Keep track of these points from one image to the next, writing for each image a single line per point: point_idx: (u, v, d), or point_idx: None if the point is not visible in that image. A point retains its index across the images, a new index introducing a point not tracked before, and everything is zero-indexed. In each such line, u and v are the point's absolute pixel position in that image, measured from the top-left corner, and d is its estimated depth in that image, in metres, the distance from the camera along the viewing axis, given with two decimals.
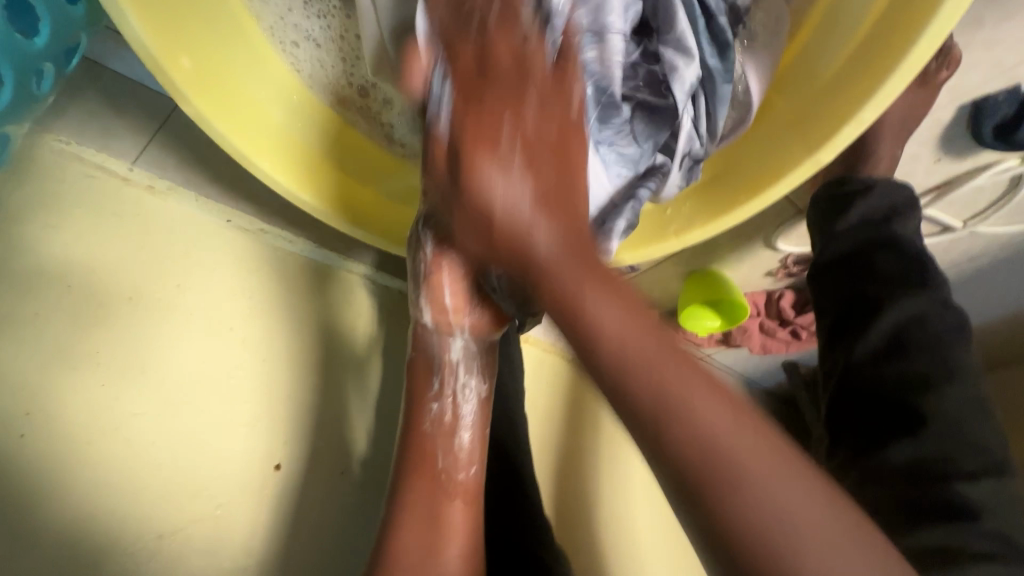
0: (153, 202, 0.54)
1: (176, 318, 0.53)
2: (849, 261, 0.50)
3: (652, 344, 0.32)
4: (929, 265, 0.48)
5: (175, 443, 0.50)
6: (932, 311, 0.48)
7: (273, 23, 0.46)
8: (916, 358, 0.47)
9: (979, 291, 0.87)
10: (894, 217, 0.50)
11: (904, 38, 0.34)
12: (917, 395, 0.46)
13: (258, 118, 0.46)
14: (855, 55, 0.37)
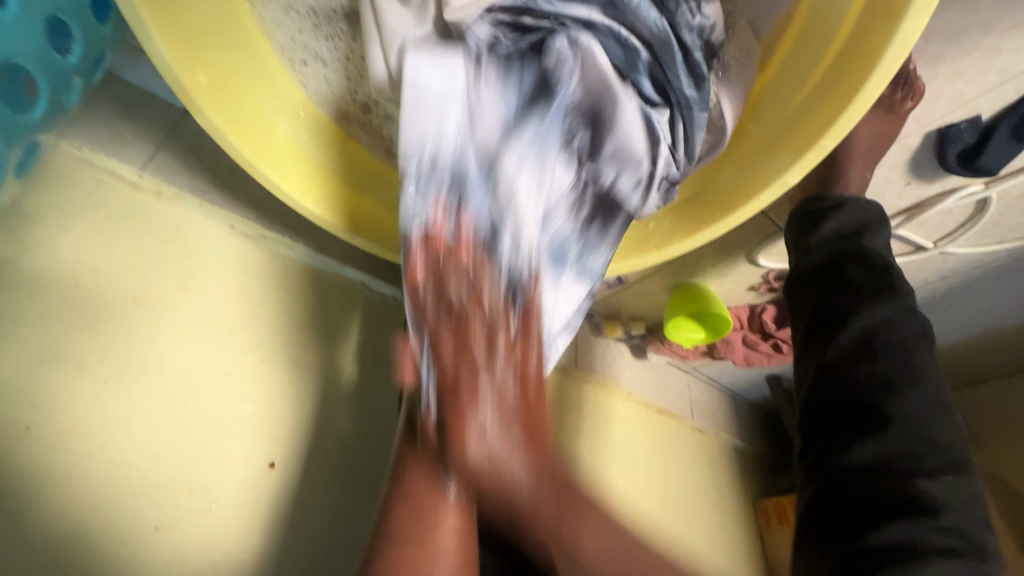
0: (159, 207, 0.57)
1: (180, 319, 0.55)
2: (822, 271, 0.53)
3: (582, 528, 0.40)
4: (895, 275, 0.51)
5: (173, 439, 0.52)
6: (900, 319, 0.50)
7: (285, 42, 0.48)
8: (883, 360, 0.49)
9: (953, 309, 0.90)
10: (863, 232, 0.53)
11: (858, 73, 0.36)
12: (884, 396, 0.48)
13: (265, 131, 0.48)
14: (818, 85, 0.40)
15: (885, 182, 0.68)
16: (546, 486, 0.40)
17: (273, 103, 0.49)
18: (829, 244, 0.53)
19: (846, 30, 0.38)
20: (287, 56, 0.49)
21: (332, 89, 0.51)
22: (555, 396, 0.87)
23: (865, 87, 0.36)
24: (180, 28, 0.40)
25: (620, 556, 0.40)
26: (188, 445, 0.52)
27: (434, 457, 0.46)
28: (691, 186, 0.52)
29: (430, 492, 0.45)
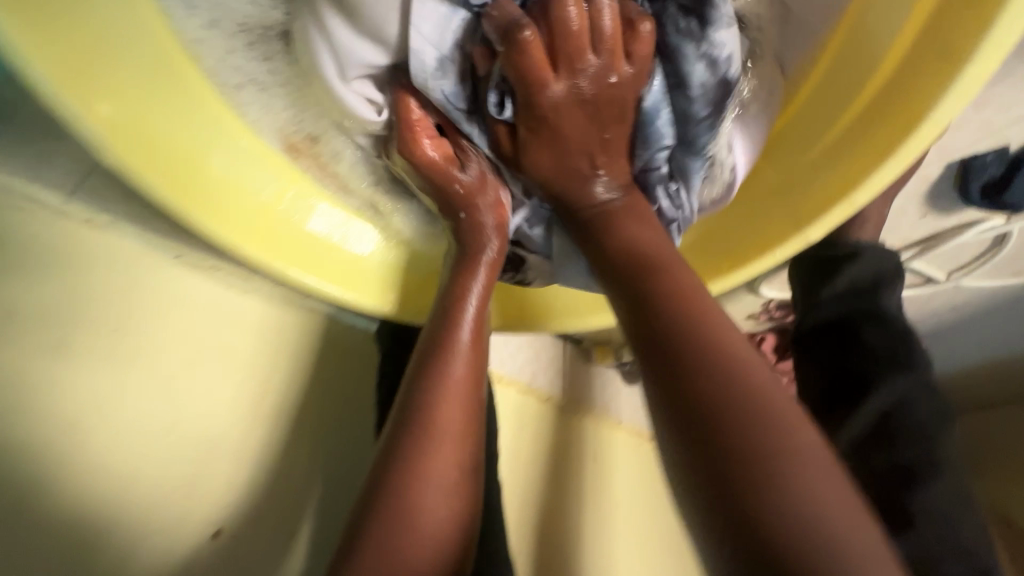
0: (89, 234, 0.45)
1: (116, 369, 0.45)
2: (837, 330, 0.48)
3: (736, 333, 0.33)
4: (915, 346, 0.47)
5: (98, 517, 0.43)
6: (917, 397, 0.45)
7: (213, 66, 0.41)
8: (901, 448, 0.43)
9: (960, 340, 0.85)
10: (880, 286, 0.49)
11: (904, 125, 0.34)
12: (903, 490, 0.42)
13: (196, 169, 0.42)
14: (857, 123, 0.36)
15: (899, 212, 0.62)
16: (724, 334, 0.33)
17: (205, 136, 0.43)
18: (844, 300, 0.48)
19: (885, 77, 0.36)
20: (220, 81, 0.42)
21: (277, 118, 0.46)
22: (540, 431, 0.81)
23: (918, 134, 0.33)
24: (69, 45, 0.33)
25: (704, 351, 0.32)
26: (113, 520, 0.44)
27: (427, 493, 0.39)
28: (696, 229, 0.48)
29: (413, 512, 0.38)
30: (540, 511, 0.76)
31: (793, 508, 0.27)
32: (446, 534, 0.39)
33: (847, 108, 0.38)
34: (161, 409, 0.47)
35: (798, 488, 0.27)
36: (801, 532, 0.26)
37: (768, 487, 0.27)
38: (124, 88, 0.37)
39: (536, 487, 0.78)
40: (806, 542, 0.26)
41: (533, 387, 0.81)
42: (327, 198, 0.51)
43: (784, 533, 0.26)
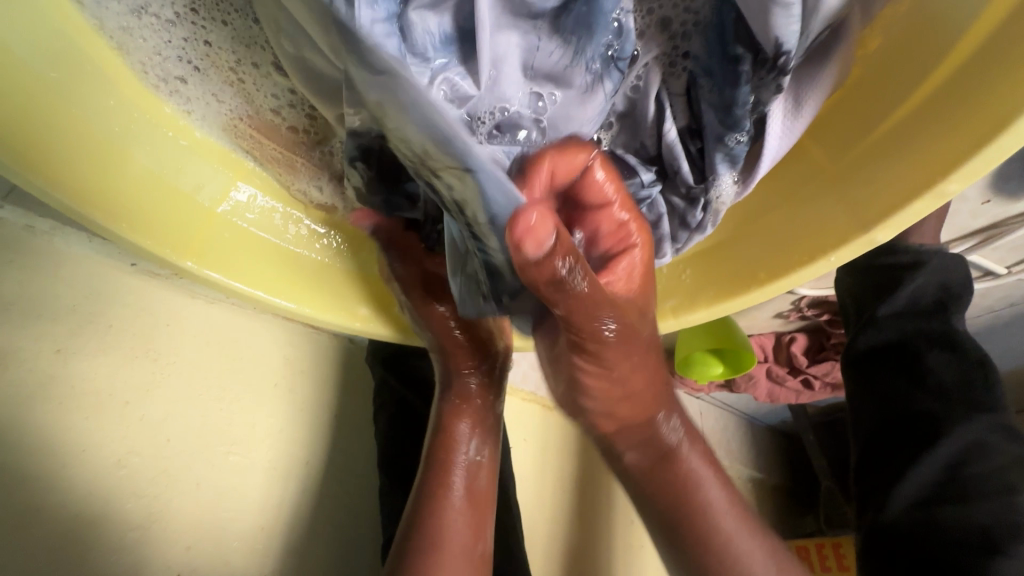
0: (30, 241, 0.39)
1: (56, 398, 0.39)
2: (895, 355, 0.45)
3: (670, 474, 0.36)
4: (992, 377, 0.43)
5: (28, 569, 0.36)
6: (997, 441, 0.41)
7: (143, 57, 0.29)
8: (976, 502, 0.40)
9: (1014, 338, 0.77)
10: (948, 303, 0.45)
11: (1017, 92, 0.21)
12: (981, 559, 0.38)
13: (115, 164, 0.30)
14: (952, 80, 0.24)
15: (958, 198, 0.53)
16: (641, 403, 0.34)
17: (124, 114, 0.30)
18: (905, 321, 0.45)
19: (985, 26, 0.23)
20: (149, 71, 0.30)
21: (224, 111, 0.32)
22: (551, 444, 0.74)
23: None
24: None
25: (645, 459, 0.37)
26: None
27: (450, 541, 0.40)
28: (726, 224, 0.36)
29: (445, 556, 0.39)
30: (548, 529, 0.71)
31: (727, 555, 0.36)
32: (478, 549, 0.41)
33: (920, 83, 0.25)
34: (111, 441, 0.41)
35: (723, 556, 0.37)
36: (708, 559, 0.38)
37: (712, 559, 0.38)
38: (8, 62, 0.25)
39: (548, 506, 0.71)
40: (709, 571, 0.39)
41: (542, 397, 0.74)
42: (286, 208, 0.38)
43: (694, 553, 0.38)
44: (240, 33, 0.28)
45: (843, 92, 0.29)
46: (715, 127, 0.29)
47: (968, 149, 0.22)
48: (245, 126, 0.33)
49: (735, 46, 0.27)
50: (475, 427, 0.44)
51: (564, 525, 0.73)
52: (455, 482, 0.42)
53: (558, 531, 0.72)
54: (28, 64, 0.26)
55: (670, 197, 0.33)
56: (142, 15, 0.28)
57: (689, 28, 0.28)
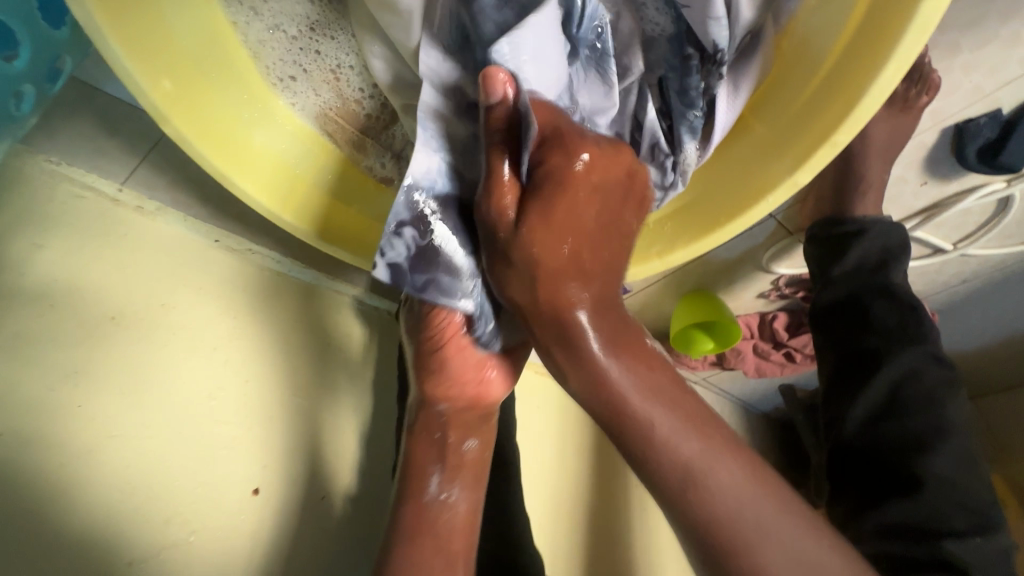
0: (142, 220, 0.55)
1: (164, 339, 0.53)
2: (846, 304, 0.54)
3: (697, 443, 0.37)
4: (923, 318, 0.52)
5: (146, 465, 0.49)
6: (928, 367, 0.51)
7: (272, 62, 0.42)
8: (914, 415, 0.49)
9: (976, 314, 0.85)
10: (888, 262, 0.54)
11: (865, 73, 0.33)
12: (915, 455, 0.48)
13: (241, 139, 0.41)
14: (829, 72, 0.36)
15: (900, 181, 0.64)
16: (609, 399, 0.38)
17: (249, 105, 0.42)
18: (854, 279, 0.54)
19: (846, 35, 0.35)
20: (271, 72, 0.42)
21: (320, 102, 0.44)
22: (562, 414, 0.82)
23: (881, 76, 0.32)
24: (139, 32, 0.33)
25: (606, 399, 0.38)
26: (172, 473, 0.50)
27: (427, 519, 0.46)
28: (695, 188, 0.46)
29: (435, 546, 0.45)
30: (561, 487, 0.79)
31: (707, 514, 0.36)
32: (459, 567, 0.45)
33: (812, 74, 0.37)
34: (204, 378, 0.54)
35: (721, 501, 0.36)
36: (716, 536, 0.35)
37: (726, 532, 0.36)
38: (185, 66, 0.37)
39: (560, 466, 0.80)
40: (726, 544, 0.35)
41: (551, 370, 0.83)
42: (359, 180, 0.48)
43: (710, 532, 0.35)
44: (338, 43, 0.41)
45: (768, 82, 0.41)
46: (679, 105, 0.41)
47: (845, 113, 0.34)
48: (333, 114, 0.44)
49: (686, 46, 0.39)
50: (441, 465, 0.48)
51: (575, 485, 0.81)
52: (430, 490, 0.47)
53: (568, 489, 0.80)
54: (196, 66, 0.38)
55: (650, 168, 0.43)
56: (275, 31, 0.40)
57: (654, 40, 0.40)
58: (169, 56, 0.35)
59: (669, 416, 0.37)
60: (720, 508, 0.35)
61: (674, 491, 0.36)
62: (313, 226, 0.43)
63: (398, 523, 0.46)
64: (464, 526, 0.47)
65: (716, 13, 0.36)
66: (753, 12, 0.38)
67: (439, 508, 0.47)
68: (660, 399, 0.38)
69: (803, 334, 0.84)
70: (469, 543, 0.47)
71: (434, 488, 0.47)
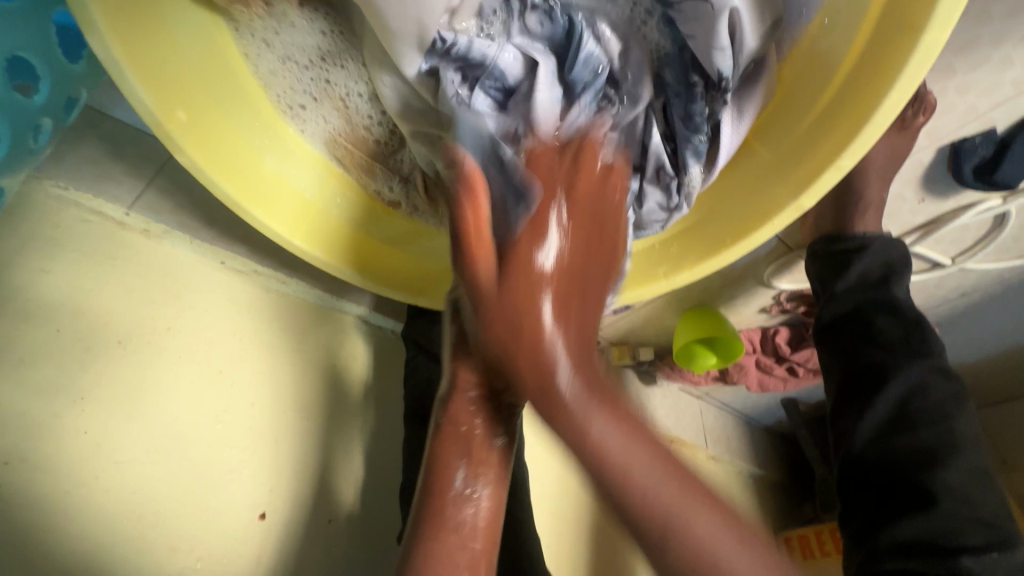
0: (148, 244, 0.55)
1: (169, 363, 0.53)
2: (850, 319, 0.54)
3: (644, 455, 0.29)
4: (927, 331, 0.53)
5: (152, 490, 0.49)
6: (935, 380, 0.51)
7: (282, 90, 0.42)
8: (921, 429, 0.49)
9: (975, 326, 0.86)
10: (891, 275, 0.55)
11: (867, 100, 0.34)
12: (927, 470, 0.48)
13: (252, 165, 0.41)
14: (835, 97, 0.37)
15: (898, 198, 0.65)
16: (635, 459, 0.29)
17: (261, 132, 0.42)
18: (858, 293, 0.55)
19: (851, 61, 0.35)
20: (283, 100, 0.42)
21: (329, 128, 0.44)
22: None
23: (883, 105, 0.33)
24: (156, 65, 0.34)
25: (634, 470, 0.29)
26: (178, 499, 0.50)
27: (449, 515, 0.41)
28: (700, 209, 0.47)
29: (458, 542, 0.41)
30: None
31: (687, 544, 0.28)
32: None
33: (818, 98, 0.38)
34: (208, 404, 0.54)
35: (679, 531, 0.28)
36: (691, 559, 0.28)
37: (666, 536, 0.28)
38: (198, 94, 0.37)
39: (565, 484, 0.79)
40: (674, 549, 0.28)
41: None
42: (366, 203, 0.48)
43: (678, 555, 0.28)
44: (351, 69, 0.41)
45: (770, 108, 0.42)
46: (685, 130, 0.41)
47: (847, 139, 0.35)
48: (342, 140, 0.45)
49: (692, 74, 0.40)
50: (467, 460, 0.42)
51: None
52: (458, 486, 0.42)
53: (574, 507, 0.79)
54: (209, 94, 0.38)
55: (655, 193, 0.44)
56: (286, 62, 0.40)
57: (660, 63, 0.41)
58: (186, 93, 0.36)
59: (619, 431, 0.29)
60: (620, 457, 0.29)
61: (608, 481, 0.29)
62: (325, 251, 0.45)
63: (421, 517, 0.41)
64: (486, 530, 0.42)
65: (720, 44, 0.36)
66: (759, 41, 0.38)
67: (466, 511, 0.42)
68: (573, 354, 0.31)
69: (805, 348, 0.84)
70: (489, 548, 0.42)
71: (461, 481, 0.42)
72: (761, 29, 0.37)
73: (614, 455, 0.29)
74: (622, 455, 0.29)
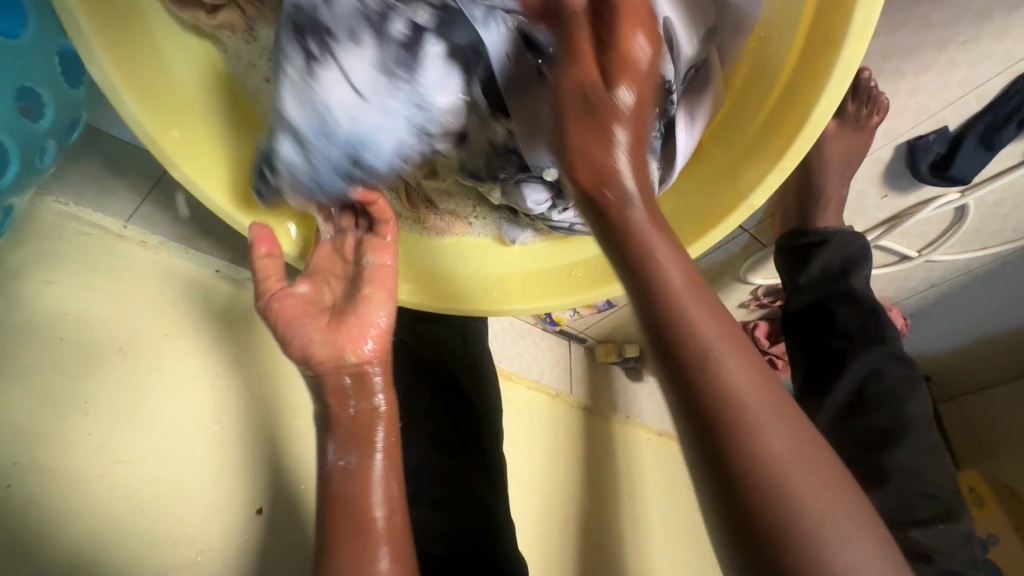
0: (146, 255, 0.58)
1: (166, 367, 0.55)
2: (814, 311, 0.57)
3: (759, 393, 0.30)
4: (883, 320, 0.55)
5: (154, 489, 0.51)
6: (889, 366, 0.54)
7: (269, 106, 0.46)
8: (876, 412, 0.52)
9: (947, 315, 0.89)
10: (851, 267, 0.58)
11: (805, 106, 0.37)
12: (879, 449, 0.51)
13: (245, 181, 0.44)
14: (779, 102, 0.40)
15: (863, 194, 0.68)
16: (751, 387, 0.29)
17: (250, 149, 0.46)
18: (820, 285, 0.58)
19: (790, 69, 0.39)
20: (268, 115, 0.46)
21: None
22: (553, 425, 0.85)
23: (817, 109, 0.36)
24: (150, 88, 0.37)
25: (708, 400, 0.29)
26: (178, 496, 0.52)
27: (342, 493, 0.45)
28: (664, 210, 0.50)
29: (354, 518, 0.44)
30: (555, 499, 0.81)
31: (794, 513, 0.27)
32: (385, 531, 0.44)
33: (764, 105, 0.41)
34: (205, 408, 0.56)
35: (773, 461, 0.28)
36: (794, 537, 0.27)
37: (766, 500, 0.28)
38: (190, 116, 0.40)
39: (554, 478, 0.82)
40: (794, 538, 0.27)
41: (542, 384, 0.86)
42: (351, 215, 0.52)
43: (784, 538, 0.27)
44: None
45: (722, 113, 0.45)
46: (639, 128, 0.45)
47: (790, 142, 0.38)
48: None
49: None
50: (335, 437, 0.46)
51: (571, 496, 0.83)
52: (327, 454, 0.46)
53: (564, 500, 0.82)
54: (200, 115, 0.41)
55: None
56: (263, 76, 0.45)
57: None
58: (177, 112, 0.39)
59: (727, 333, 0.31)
60: (747, 402, 0.29)
61: (716, 412, 0.29)
62: (297, 249, 0.49)
63: (322, 498, 0.45)
64: (383, 498, 0.45)
65: (659, 50, 0.42)
66: (694, 48, 0.43)
67: (357, 482, 0.45)
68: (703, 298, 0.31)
69: (783, 341, 0.87)
70: (392, 511, 0.46)
71: (334, 453, 0.46)
72: (695, 38, 0.43)
73: (732, 379, 0.29)
74: (738, 385, 0.29)
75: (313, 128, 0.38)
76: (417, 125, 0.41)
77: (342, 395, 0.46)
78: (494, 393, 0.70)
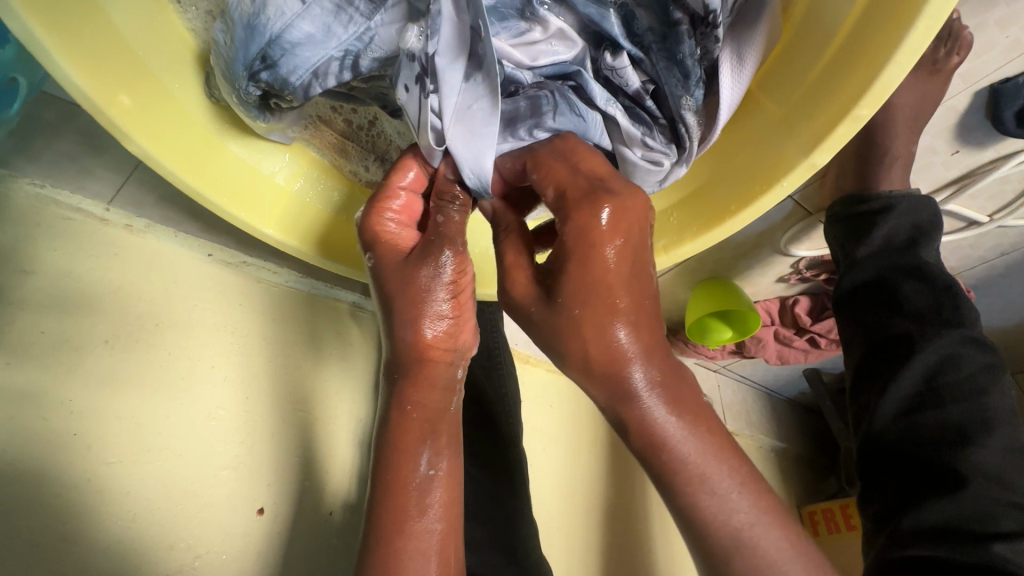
0: (133, 240, 0.53)
1: (155, 358, 0.51)
2: (873, 290, 0.50)
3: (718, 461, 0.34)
4: (961, 298, 0.47)
5: (152, 490, 0.48)
6: (967, 352, 0.47)
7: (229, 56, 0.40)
8: (951, 406, 0.45)
9: (1014, 287, 0.80)
10: (920, 237, 0.50)
11: (890, 34, 0.29)
12: (955, 449, 0.44)
13: (213, 151, 0.40)
14: (853, 33, 0.32)
15: (929, 151, 0.59)
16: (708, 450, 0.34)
17: (221, 117, 0.41)
18: (882, 258, 0.50)
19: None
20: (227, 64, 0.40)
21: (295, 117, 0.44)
22: (575, 410, 0.80)
23: (907, 39, 0.28)
24: (87, 43, 0.31)
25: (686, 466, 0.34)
26: (174, 497, 0.49)
27: (412, 499, 0.40)
28: (703, 173, 0.44)
29: (413, 529, 0.40)
30: (580, 488, 0.77)
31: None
32: (446, 553, 0.40)
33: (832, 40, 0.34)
34: (200, 403, 0.53)
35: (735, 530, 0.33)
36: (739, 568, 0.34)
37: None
38: (143, 77, 0.36)
39: (577, 466, 0.77)
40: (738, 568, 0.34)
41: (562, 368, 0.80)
42: (342, 189, 0.48)
43: None
44: None
45: (774, 55, 0.39)
46: (672, 74, 0.39)
47: (863, 87, 0.31)
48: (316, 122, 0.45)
49: (674, 12, 0.37)
50: (430, 440, 0.41)
51: (597, 485, 0.79)
52: (420, 469, 0.41)
53: (589, 490, 0.77)
54: (156, 78, 0.37)
55: (656, 143, 0.42)
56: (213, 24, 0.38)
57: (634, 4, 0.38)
58: (123, 75, 0.34)
59: (703, 447, 0.34)
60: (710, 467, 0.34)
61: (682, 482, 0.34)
62: (299, 239, 0.44)
63: (383, 507, 0.40)
64: (442, 508, 0.41)
65: None
66: None
67: (428, 488, 0.41)
68: (668, 397, 0.34)
69: (826, 319, 0.80)
70: (453, 527, 0.42)
71: (425, 465, 0.41)
72: None
73: (681, 442, 0.34)
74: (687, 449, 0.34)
75: (242, 16, 0.34)
76: (352, 51, 0.36)
77: (447, 390, 0.42)
78: (509, 380, 0.65)
